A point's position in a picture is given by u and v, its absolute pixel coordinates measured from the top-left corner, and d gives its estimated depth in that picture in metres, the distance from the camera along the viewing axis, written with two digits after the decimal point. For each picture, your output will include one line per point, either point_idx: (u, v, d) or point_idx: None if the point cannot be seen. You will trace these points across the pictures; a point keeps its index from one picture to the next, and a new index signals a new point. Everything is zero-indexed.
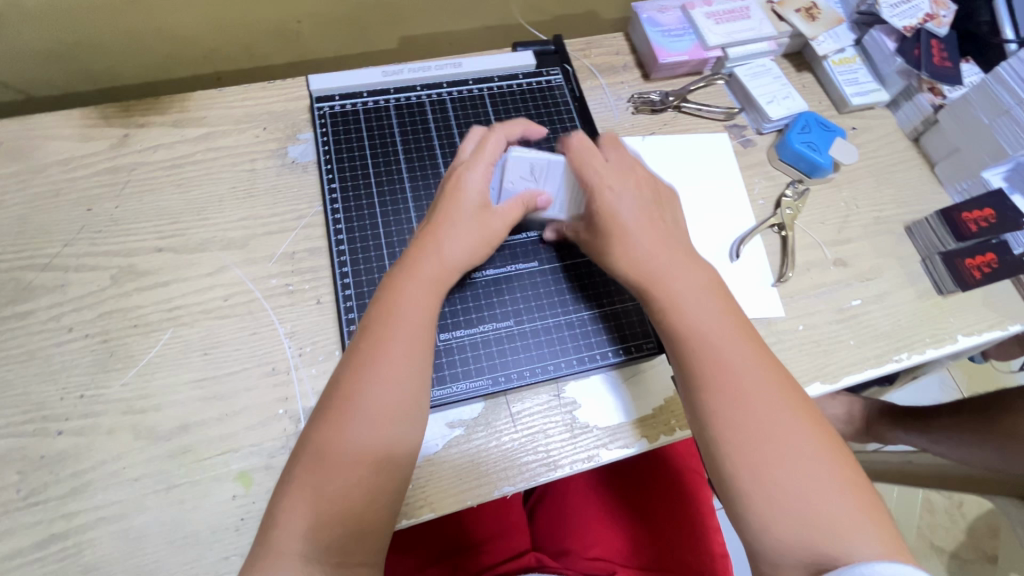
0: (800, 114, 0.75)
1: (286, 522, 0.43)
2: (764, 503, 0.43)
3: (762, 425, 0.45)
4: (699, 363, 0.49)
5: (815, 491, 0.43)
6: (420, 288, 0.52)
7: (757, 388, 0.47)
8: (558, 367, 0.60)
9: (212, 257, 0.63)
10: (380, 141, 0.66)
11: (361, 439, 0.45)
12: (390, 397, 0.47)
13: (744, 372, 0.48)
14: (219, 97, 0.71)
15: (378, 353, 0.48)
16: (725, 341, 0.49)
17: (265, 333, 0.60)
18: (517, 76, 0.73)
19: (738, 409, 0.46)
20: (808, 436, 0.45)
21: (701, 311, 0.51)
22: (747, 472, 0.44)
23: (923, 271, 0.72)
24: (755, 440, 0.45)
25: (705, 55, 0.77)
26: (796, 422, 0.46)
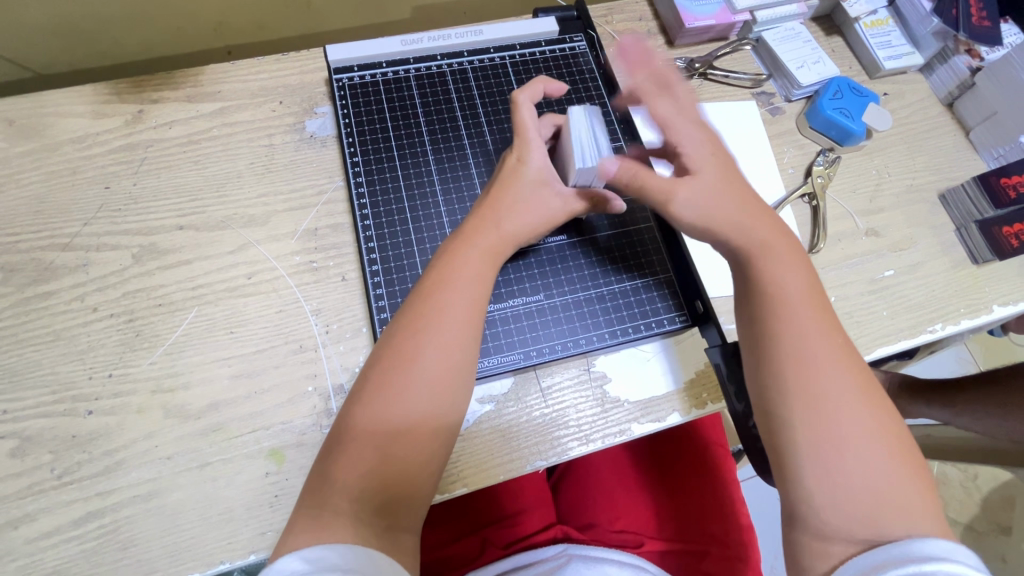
0: (832, 79, 0.72)
1: (332, 485, 0.43)
2: (819, 472, 0.43)
3: (827, 393, 0.45)
4: (770, 324, 0.48)
5: (870, 463, 0.42)
6: (474, 258, 0.52)
7: (824, 356, 0.46)
8: (590, 341, 0.59)
9: (233, 234, 0.62)
10: (402, 113, 0.64)
11: (414, 407, 0.46)
12: (442, 366, 0.48)
13: (812, 340, 0.47)
14: (232, 70, 0.69)
15: (428, 323, 0.49)
16: (802, 309, 0.48)
17: (290, 311, 0.59)
18: (539, 44, 0.70)
19: (803, 377, 0.45)
20: (874, 409, 0.45)
21: (780, 276, 0.50)
22: (799, 435, 0.44)
23: (957, 240, 0.70)
24: (818, 409, 0.44)
25: (732, 19, 0.74)
26: (863, 393, 0.45)
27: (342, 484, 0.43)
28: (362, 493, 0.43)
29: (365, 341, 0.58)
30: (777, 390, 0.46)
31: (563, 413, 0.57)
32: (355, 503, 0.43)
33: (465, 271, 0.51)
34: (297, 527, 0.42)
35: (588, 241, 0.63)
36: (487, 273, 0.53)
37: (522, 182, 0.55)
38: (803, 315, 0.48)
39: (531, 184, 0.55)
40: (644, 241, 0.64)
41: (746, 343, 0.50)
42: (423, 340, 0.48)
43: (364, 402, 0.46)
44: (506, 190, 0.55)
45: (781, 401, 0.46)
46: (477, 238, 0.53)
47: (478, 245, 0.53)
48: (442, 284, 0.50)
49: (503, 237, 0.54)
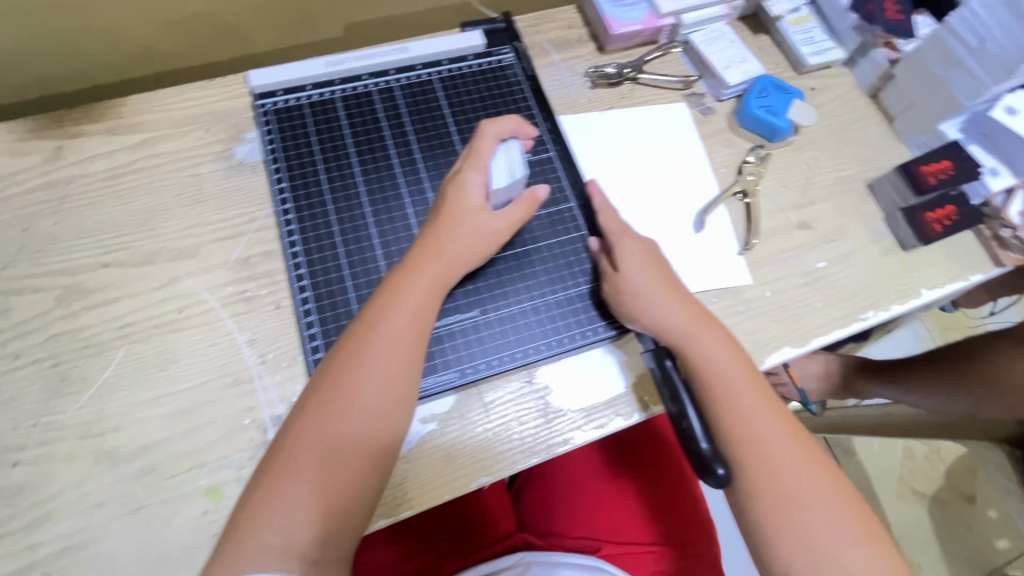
0: (758, 77, 0.74)
1: (263, 525, 0.43)
2: (778, 535, 0.51)
3: (782, 474, 0.52)
4: (725, 416, 0.53)
5: (825, 520, 0.51)
6: (419, 287, 0.53)
7: (771, 426, 0.53)
8: (527, 353, 0.59)
9: (161, 269, 0.60)
10: (328, 136, 0.64)
11: (351, 436, 0.47)
12: (382, 396, 0.48)
13: (760, 418, 0.53)
14: (156, 99, 0.68)
15: (365, 353, 0.49)
16: (745, 393, 0.54)
17: (224, 343, 0.58)
18: (466, 58, 0.70)
19: (758, 455, 0.52)
20: (818, 472, 0.52)
21: (723, 364, 0.55)
22: (767, 514, 0.51)
23: (886, 228, 0.72)
24: (779, 478, 0.51)
25: (658, 23, 0.75)
26: (806, 451, 0.53)
27: (277, 522, 0.43)
28: (301, 531, 0.44)
29: (301, 369, 0.57)
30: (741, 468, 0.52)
31: (506, 428, 0.57)
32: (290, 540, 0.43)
33: (411, 303, 0.52)
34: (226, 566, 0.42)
35: (522, 254, 0.63)
36: (431, 302, 0.53)
37: (462, 212, 0.56)
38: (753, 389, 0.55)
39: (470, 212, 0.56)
40: (577, 249, 0.64)
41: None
42: (362, 372, 0.48)
43: (301, 438, 0.46)
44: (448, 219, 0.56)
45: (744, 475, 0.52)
46: (424, 267, 0.54)
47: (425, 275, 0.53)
48: (384, 316, 0.51)
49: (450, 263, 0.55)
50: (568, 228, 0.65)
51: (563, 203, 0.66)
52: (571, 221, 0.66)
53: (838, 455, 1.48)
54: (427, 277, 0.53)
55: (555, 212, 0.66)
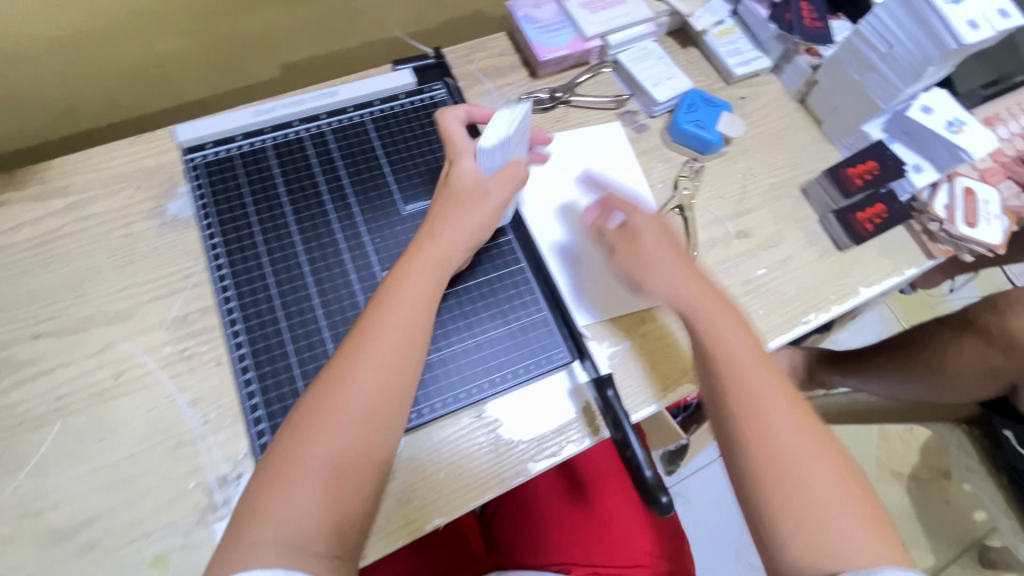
0: (686, 93, 0.76)
1: (268, 520, 0.44)
2: (787, 521, 0.47)
3: (793, 456, 0.49)
4: (730, 386, 0.52)
5: (837, 507, 0.47)
6: (421, 279, 0.55)
7: (780, 407, 0.51)
8: (471, 392, 0.59)
9: (97, 334, 0.59)
10: (260, 186, 0.63)
11: (340, 433, 0.47)
12: (372, 390, 0.49)
13: (769, 399, 0.51)
14: (83, 160, 0.67)
15: (363, 347, 0.50)
16: (751, 365, 0.53)
17: (165, 406, 0.57)
18: (398, 97, 0.70)
19: (758, 430, 0.50)
20: (829, 456, 0.50)
21: (728, 337, 0.54)
22: (776, 494, 0.48)
23: (821, 230, 0.74)
24: (781, 462, 0.49)
25: (585, 46, 0.77)
26: (813, 440, 0.50)
27: (269, 516, 0.44)
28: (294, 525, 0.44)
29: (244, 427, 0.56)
30: (739, 448, 0.50)
31: (456, 467, 0.57)
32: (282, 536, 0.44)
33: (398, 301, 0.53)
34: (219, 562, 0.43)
35: (460, 291, 0.63)
36: (433, 291, 0.55)
37: (456, 191, 0.59)
38: (758, 368, 0.53)
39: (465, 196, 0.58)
40: (517, 281, 0.64)
41: (708, 400, 0.54)
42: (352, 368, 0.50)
43: (293, 435, 0.47)
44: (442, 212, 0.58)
45: (746, 453, 0.50)
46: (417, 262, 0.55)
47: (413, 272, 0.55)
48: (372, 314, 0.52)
49: (438, 255, 0.56)
50: (507, 260, 0.65)
51: (500, 235, 0.66)
52: (510, 254, 0.65)
53: None
54: (426, 264, 0.55)
55: (492, 246, 0.65)
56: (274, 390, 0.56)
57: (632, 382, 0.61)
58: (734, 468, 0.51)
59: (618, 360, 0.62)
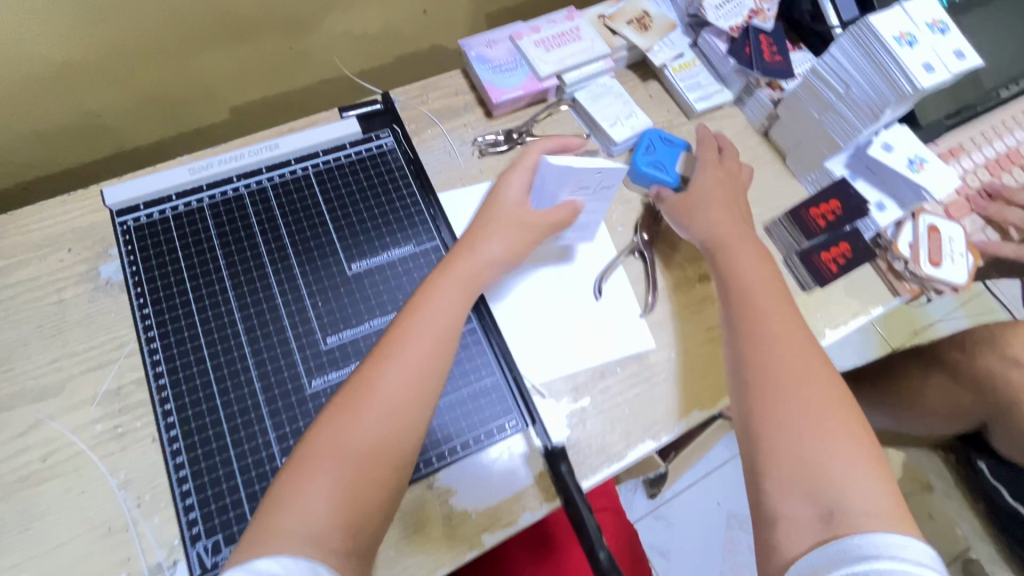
0: (641, 133, 0.74)
1: (291, 508, 0.44)
2: (782, 448, 0.51)
3: (805, 394, 0.53)
4: (745, 323, 0.58)
5: (834, 444, 0.50)
6: (452, 284, 0.57)
7: (810, 379, 0.54)
8: (418, 467, 0.57)
9: (22, 413, 0.56)
10: (195, 249, 0.60)
11: (379, 416, 0.49)
12: (406, 380, 0.51)
13: (790, 342, 0.56)
14: (11, 222, 0.63)
15: (399, 342, 0.52)
16: (773, 313, 0.58)
17: (94, 489, 0.54)
18: (343, 146, 0.67)
19: (776, 366, 0.54)
20: (839, 402, 0.53)
21: (753, 283, 0.61)
22: (777, 428, 0.52)
23: (787, 272, 0.71)
24: (804, 427, 0.51)
25: (540, 86, 0.74)
26: (830, 389, 0.53)
27: (314, 498, 0.45)
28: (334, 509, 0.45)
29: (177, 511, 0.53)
30: (752, 376, 0.55)
31: (406, 544, 0.55)
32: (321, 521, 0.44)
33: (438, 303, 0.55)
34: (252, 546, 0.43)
35: None
36: (459, 301, 0.56)
37: (500, 204, 0.62)
38: (794, 342, 0.56)
39: (505, 210, 0.62)
40: (467, 341, 0.62)
41: (727, 338, 0.59)
42: (389, 361, 0.51)
43: (335, 422, 0.48)
44: (477, 224, 0.61)
45: (754, 396, 0.54)
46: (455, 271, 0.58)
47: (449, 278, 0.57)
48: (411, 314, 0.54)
49: (471, 267, 0.58)
50: None
51: None
52: None
53: None
54: (458, 272, 0.58)
55: None
56: (208, 473, 0.53)
57: (591, 443, 0.60)
58: (740, 399, 0.55)
59: (577, 419, 0.61)
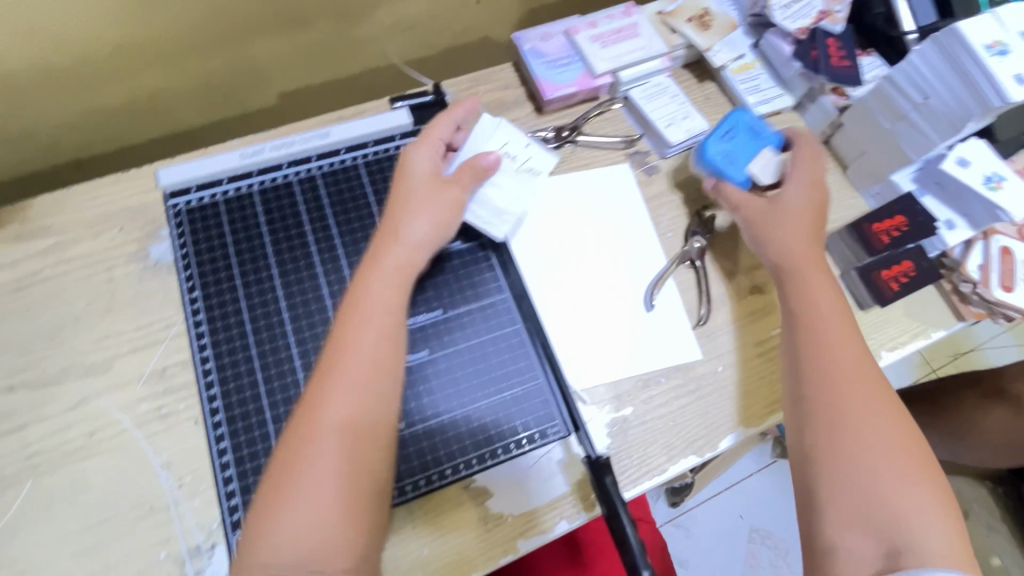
0: (737, 114, 0.66)
1: (290, 505, 0.44)
2: (843, 482, 0.49)
3: (867, 428, 0.50)
4: (808, 348, 0.55)
5: (895, 484, 0.48)
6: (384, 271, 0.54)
7: (855, 391, 0.52)
8: (458, 468, 0.55)
9: (72, 388, 0.57)
10: (244, 234, 0.59)
11: (343, 408, 0.47)
12: (372, 355, 0.50)
13: (853, 371, 0.53)
14: (66, 198, 0.64)
15: (353, 322, 0.51)
16: (840, 339, 0.55)
17: (138, 467, 0.54)
18: (393, 137, 0.65)
19: (840, 396, 0.52)
20: (902, 438, 0.50)
21: (822, 303, 0.57)
22: (840, 460, 0.50)
23: (843, 287, 0.68)
24: (858, 450, 0.50)
25: (594, 83, 0.72)
26: (894, 425, 0.51)
27: (297, 513, 0.44)
28: (318, 512, 0.44)
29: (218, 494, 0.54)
30: (815, 405, 0.52)
31: (442, 542, 0.54)
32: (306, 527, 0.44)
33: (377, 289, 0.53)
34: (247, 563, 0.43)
35: (450, 355, 0.59)
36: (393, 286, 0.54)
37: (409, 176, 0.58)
38: (849, 355, 0.54)
39: (418, 186, 0.58)
40: (512, 344, 0.60)
41: (791, 362, 0.56)
42: (337, 356, 0.49)
43: (298, 424, 0.47)
44: (396, 202, 0.57)
45: (815, 426, 0.52)
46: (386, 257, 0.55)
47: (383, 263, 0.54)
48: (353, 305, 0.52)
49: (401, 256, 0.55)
50: (501, 322, 0.61)
51: (496, 292, 0.62)
52: (506, 313, 0.61)
53: None
54: (388, 260, 0.54)
55: (487, 304, 0.61)
56: (251, 461, 0.53)
57: (631, 453, 0.59)
58: (800, 425, 0.53)
59: (617, 428, 0.59)
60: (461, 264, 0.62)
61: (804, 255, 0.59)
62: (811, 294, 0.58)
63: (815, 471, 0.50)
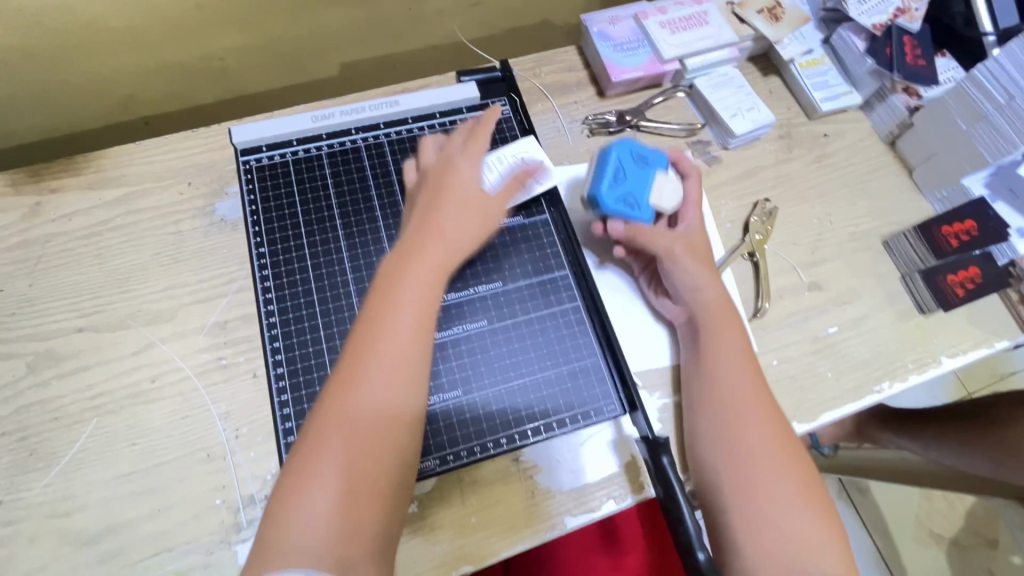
0: (612, 149, 0.59)
1: (301, 506, 0.42)
2: (747, 517, 0.47)
3: (758, 463, 0.49)
4: (701, 392, 0.54)
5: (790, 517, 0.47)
6: (424, 273, 0.51)
7: (749, 423, 0.51)
8: (512, 438, 0.56)
9: (136, 334, 0.58)
10: (312, 195, 0.62)
11: (372, 405, 0.46)
12: (403, 358, 0.47)
13: (749, 409, 0.52)
14: (137, 151, 0.66)
15: (388, 321, 0.48)
16: (739, 379, 0.53)
17: (197, 415, 0.55)
18: (459, 111, 0.67)
19: (732, 436, 0.51)
20: (797, 473, 0.49)
21: (725, 344, 0.55)
22: (735, 496, 0.49)
23: (903, 289, 0.67)
24: (751, 489, 0.48)
25: (661, 69, 0.72)
26: (790, 460, 0.50)
27: (312, 509, 0.42)
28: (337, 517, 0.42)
29: (275, 446, 0.55)
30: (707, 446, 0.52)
31: (490, 513, 0.54)
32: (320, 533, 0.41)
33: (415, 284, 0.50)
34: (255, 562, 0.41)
35: (508, 326, 0.59)
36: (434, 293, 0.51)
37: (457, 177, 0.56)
38: (703, 391, 0.54)
39: (464, 190, 0.55)
40: (570, 320, 0.60)
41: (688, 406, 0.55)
42: (372, 352, 0.47)
43: (323, 419, 0.45)
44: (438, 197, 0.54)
45: (714, 470, 0.51)
46: (426, 250, 0.51)
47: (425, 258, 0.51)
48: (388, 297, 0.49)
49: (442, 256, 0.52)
50: (561, 298, 0.61)
51: (556, 269, 0.62)
52: (565, 290, 0.62)
53: (851, 494, 1.38)
54: (429, 261, 0.51)
55: (547, 280, 0.62)
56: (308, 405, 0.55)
57: None
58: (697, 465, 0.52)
59: (669, 413, 0.58)
60: (525, 242, 0.63)
61: (702, 290, 0.57)
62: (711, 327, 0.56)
63: (713, 505, 0.50)
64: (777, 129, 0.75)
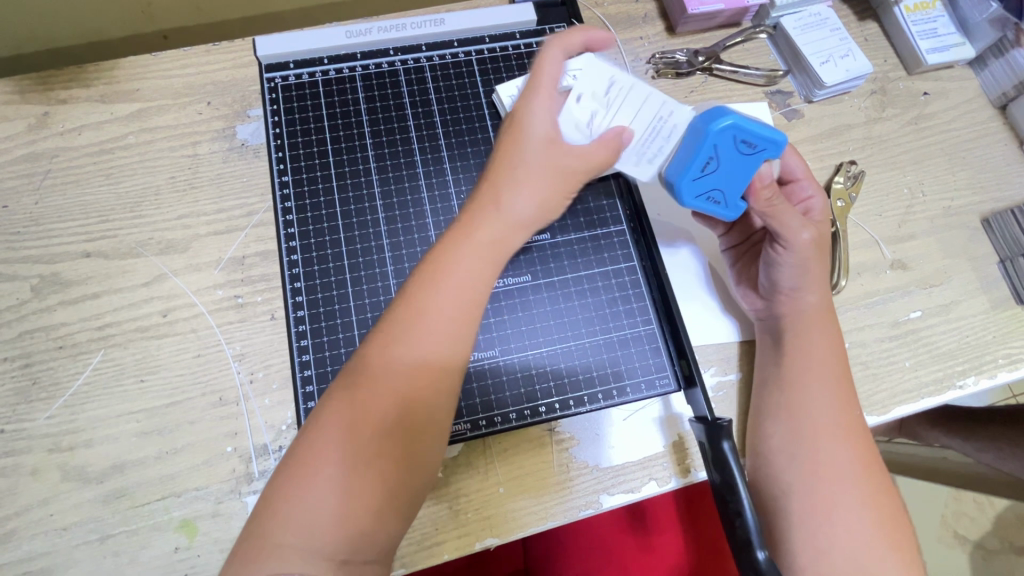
0: (708, 135, 0.45)
1: (306, 493, 0.35)
2: (812, 537, 0.44)
3: (836, 482, 0.45)
4: (778, 399, 0.49)
5: (859, 547, 0.43)
6: (475, 253, 0.42)
7: (829, 443, 0.46)
8: (549, 408, 0.50)
9: (147, 264, 0.53)
10: (343, 122, 0.57)
11: (397, 387, 0.38)
12: (442, 339, 0.39)
13: (831, 423, 0.47)
14: (153, 63, 0.59)
15: (431, 295, 0.40)
16: (828, 393, 0.48)
17: (210, 356, 0.51)
18: (513, 36, 0.62)
19: (810, 454, 0.46)
20: (877, 501, 0.45)
21: (813, 353, 0.49)
22: (802, 513, 0.44)
23: (1000, 275, 0.59)
24: (821, 509, 0.44)
25: (745, 2, 0.62)
26: (871, 487, 0.45)
27: (309, 501, 0.35)
28: (341, 518, 0.35)
29: (293, 395, 0.50)
30: (778, 458, 0.47)
31: (519, 484, 0.49)
32: (326, 533, 0.34)
33: (467, 266, 0.41)
34: (245, 555, 0.34)
35: (555, 283, 0.53)
36: (484, 273, 0.42)
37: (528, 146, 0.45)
38: (779, 399, 0.48)
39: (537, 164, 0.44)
40: (623, 283, 0.54)
41: (759, 411, 0.49)
42: (408, 331, 0.39)
43: (339, 413, 0.37)
44: (508, 167, 0.44)
45: (783, 483, 0.46)
46: (481, 231, 0.43)
47: (479, 240, 0.42)
48: (431, 278, 0.41)
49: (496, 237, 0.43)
50: (615, 258, 0.55)
51: (612, 224, 0.56)
52: (619, 248, 0.55)
53: None
54: (482, 241, 0.42)
55: (600, 235, 0.55)
56: (329, 350, 0.51)
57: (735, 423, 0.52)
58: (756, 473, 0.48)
59: (722, 392, 0.53)
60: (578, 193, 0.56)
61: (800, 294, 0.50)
62: (800, 331, 0.50)
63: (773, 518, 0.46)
64: (870, 83, 0.65)
